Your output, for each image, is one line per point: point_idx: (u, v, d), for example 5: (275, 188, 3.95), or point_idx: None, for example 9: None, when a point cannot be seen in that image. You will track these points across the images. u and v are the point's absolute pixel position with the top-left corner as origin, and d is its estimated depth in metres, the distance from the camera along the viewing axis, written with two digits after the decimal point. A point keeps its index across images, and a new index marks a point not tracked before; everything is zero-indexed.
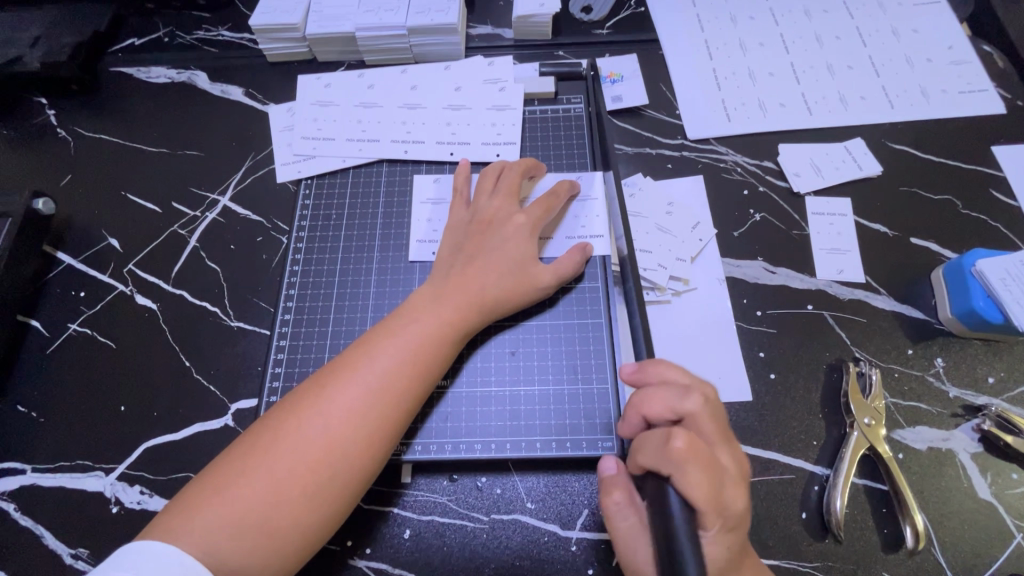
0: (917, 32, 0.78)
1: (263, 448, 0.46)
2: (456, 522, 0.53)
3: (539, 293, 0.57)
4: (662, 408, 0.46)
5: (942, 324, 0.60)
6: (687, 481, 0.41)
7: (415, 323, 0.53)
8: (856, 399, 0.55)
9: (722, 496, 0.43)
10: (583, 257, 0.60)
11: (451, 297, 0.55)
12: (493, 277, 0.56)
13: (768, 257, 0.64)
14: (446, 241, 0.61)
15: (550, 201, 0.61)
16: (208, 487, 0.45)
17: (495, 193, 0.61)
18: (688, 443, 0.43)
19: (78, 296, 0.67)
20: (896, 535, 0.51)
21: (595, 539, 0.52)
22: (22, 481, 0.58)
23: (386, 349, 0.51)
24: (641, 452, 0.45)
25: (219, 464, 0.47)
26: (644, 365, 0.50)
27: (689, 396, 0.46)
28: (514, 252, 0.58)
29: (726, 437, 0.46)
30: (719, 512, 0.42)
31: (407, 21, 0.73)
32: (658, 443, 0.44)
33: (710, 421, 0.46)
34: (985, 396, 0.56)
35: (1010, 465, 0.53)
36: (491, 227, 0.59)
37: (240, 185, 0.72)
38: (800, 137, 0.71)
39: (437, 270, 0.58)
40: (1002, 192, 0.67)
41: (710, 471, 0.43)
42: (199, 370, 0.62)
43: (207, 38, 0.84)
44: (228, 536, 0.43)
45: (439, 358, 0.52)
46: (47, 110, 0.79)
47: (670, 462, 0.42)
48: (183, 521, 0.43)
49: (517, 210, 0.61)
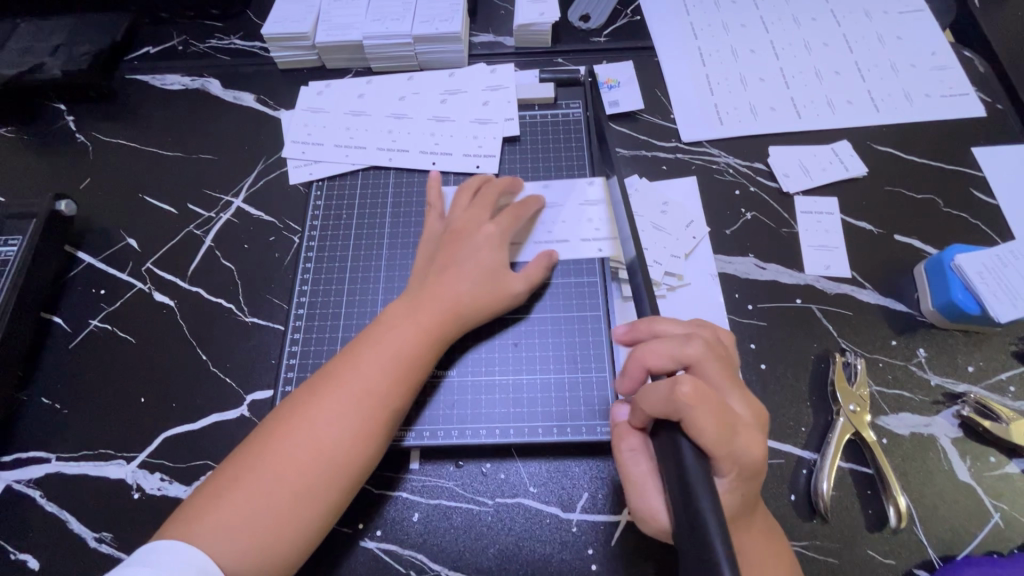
0: (901, 39, 0.81)
1: (253, 458, 0.49)
2: (463, 505, 0.56)
3: (512, 300, 0.60)
4: (661, 360, 0.47)
5: (924, 316, 0.62)
6: (696, 428, 0.42)
7: (391, 332, 0.55)
8: (841, 387, 0.58)
9: (732, 441, 0.43)
10: (549, 264, 0.63)
11: (427, 305, 0.57)
12: (465, 284, 0.58)
13: (759, 254, 0.67)
14: (421, 255, 0.63)
15: (516, 211, 0.64)
16: (203, 500, 0.48)
17: (469, 206, 0.64)
18: (693, 390, 0.42)
19: (99, 294, 0.70)
20: (881, 516, 0.54)
21: (594, 521, 0.55)
22: (47, 469, 0.60)
23: (369, 358, 0.54)
24: (647, 401, 0.45)
25: (213, 477, 0.49)
26: (641, 322, 0.52)
27: (688, 345, 0.47)
28: (487, 260, 0.60)
29: (732, 380, 0.47)
30: (731, 457, 0.43)
31: (413, 30, 0.76)
32: (664, 392, 0.44)
33: (712, 365, 0.47)
34: (965, 384, 0.59)
35: (988, 449, 0.56)
36: (463, 237, 0.61)
37: (252, 187, 0.75)
38: (790, 139, 0.74)
39: (413, 282, 0.61)
40: (982, 191, 0.70)
41: (721, 416, 0.43)
42: (215, 363, 0.65)
43: (220, 47, 0.87)
44: (226, 543, 0.46)
45: (419, 363, 0.55)
46: (67, 116, 0.82)
47: (676, 408, 0.43)
48: (189, 525, 0.46)
49: (487, 219, 0.63)
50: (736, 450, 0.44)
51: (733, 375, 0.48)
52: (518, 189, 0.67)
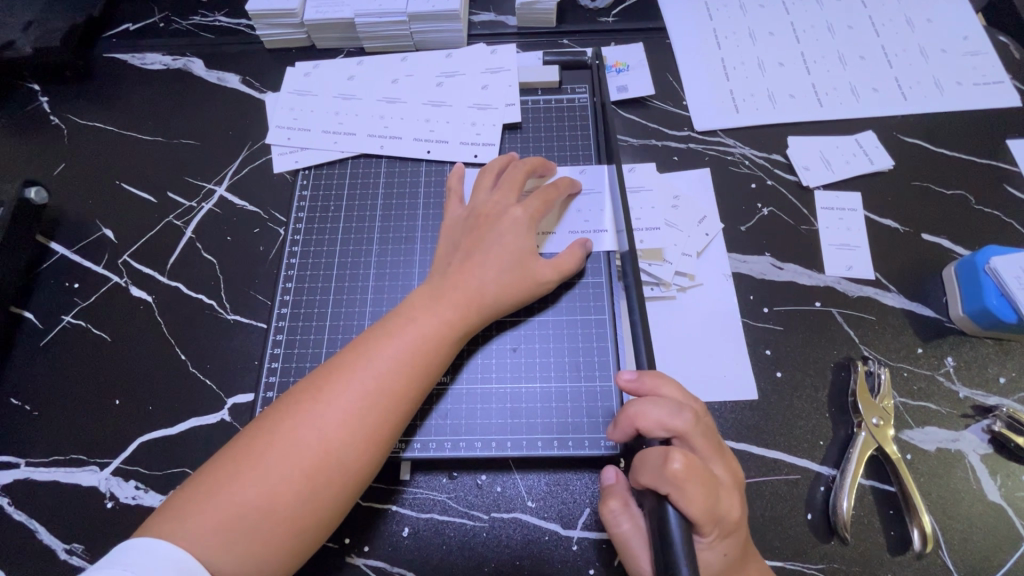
0: (931, 22, 0.76)
1: (255, 453, 0.45)
2: (456, 520, 0.53)
3: (540, 290, 0.56)
4: (653, 424, 0.44)
5: (953, 322, 0.58)
6: (686, 500, 0.40)
7: (412, 322, 0.52)
8: (864, 399, 0.54)
9: (720, 510, 0.41)
10: (584, 253, 0.59)
11: (449, 295, 0.53)
12: (491, 272, 0.54)
13: (775, 253, 0.62)
14: (442, 242, 0.59)
15: (548, 195, 0.59)
16: (198, 494, 0.44)
17: (494, 189, 0.60)
18: (681, 472, 0.40)
19: (72, 288, 0.66)
20: (904, 538, 0.50)
21: (596, 539, 0.51)
22: (15, 475, 0.57)
23: (385, 350, 0.50)
24: (639, 470, 0.43)
25: (210, 467, 0.46)
26: (645, 375, 0.48)
27: (680, 411, 0.44)
28: (515, 246, 0.56)
29: (719, 449, 0.45)
30: (716, 524, 0.41)
31: (408, 7, 0.71)
32: (655, 462, 0.42)
33: (702, 437, 0.44)
34: (996, 397, 0.55)
35: (1020, 467, 0.52)
36: (490, 220, 0.57)
37: (236, 175, 0.71)
38: (811, 129, 0.69)
39: (435, 270, 0.57)
40: (1017, 188, 0.65)
41: (708, 489, 0.41)
42: (194, 364, 0.61)
43: (204, 24, 0.82)
44: (221, 541, 0.42)
45: (439, 358, 0.51)
46: (40, 97, 0.78)
47: (667, 482, 0.40)
48: (179, 521, 0.42)
49: (516, 202, 0.59)
50: (722, 519, 0.42)
51: (720, 444, 0.46)
52: (551, 172, 0.63)
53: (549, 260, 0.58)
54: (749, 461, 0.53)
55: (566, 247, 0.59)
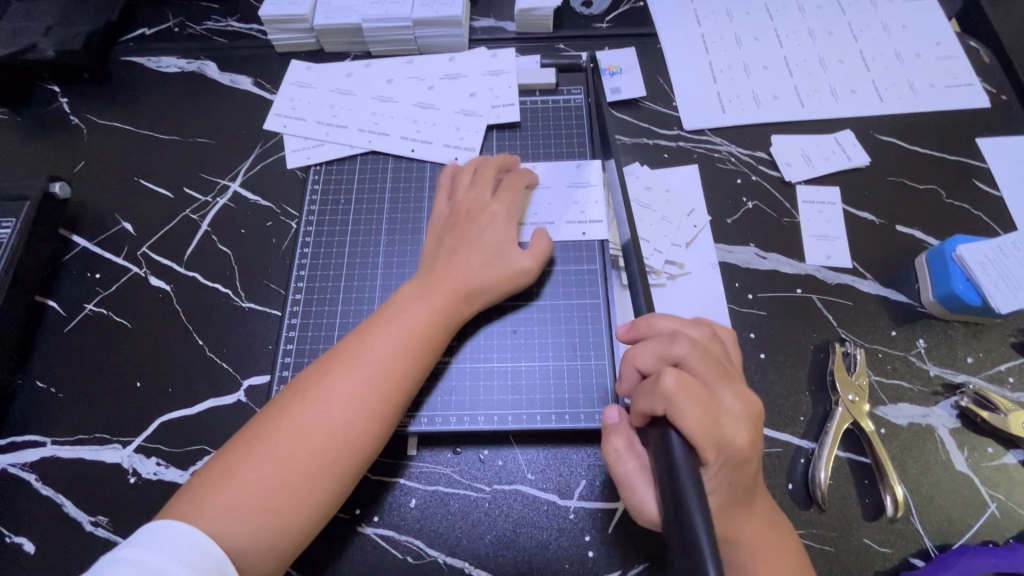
0: (907, 28, 0.80)
1: (263, 437, 0.49)
2: (460, 492, 0.56)
3: (521, 280, 0.60)
4: (651, 357, 0.48)
5: (924, 307, 0.62)
6: (683, 418, 0.43)
7: (404, 314, 0.55)
8: (841, 377, 0.58)
9: (721, 431, 0.44)
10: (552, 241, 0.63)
11: (436, 287, 0.57)
12: (473, 265, 0.58)
13: (759, 244, 0.67)
14: (428, 237, 0.63)
15: (513, 186, 0.63)
16: (212, 478, 0.47)
17: (472, 184, 0.64)
18: (674, 389, 0.44)
19: (94, 278, 0.69)
20: (877, 505, 0.54)
21: (592, 508, 0.55)
22: (41, 453, 0.60)
23: (378, 339, 0.53)
24: (639, 397, 0.46)
25: (223, 453, 0.49)
26: (639, 320, 0.52)
27: (676, 340, 0.47)
28: (495, 240, 0.60)
29: (722, 375, 0.47)
30: (718, 446, 0.43)
31: (412, 13, 0.75)
32: (652, 387, 0.45)
33: (700, 360, 0.47)
34: (964, 375, 0.59)
35: (985, 439, 0.56)
36: (471, 217, 0.61)
37: (249, 172, 0.74)
38: (793, 128, 0.74)
39: (421, 264, 0.60)
40: (985, 182, 0.70)
41: (705, 406, 0.44)
42: (211, 349, 0.64)
43: (217, 29, 0.86)
44: (236, 519, 0.45)
45: (429, 344, 0.55)
46: (60, 98, 0.81)
47: (663, 402, 0.44)
48: (195, 505, 0.46)
49: (492, 199, 0.62)
50: (727, 442, 0.44)
51: (726, 371, 0.48)
52: (516, 165, 0.67)
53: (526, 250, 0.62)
54: None
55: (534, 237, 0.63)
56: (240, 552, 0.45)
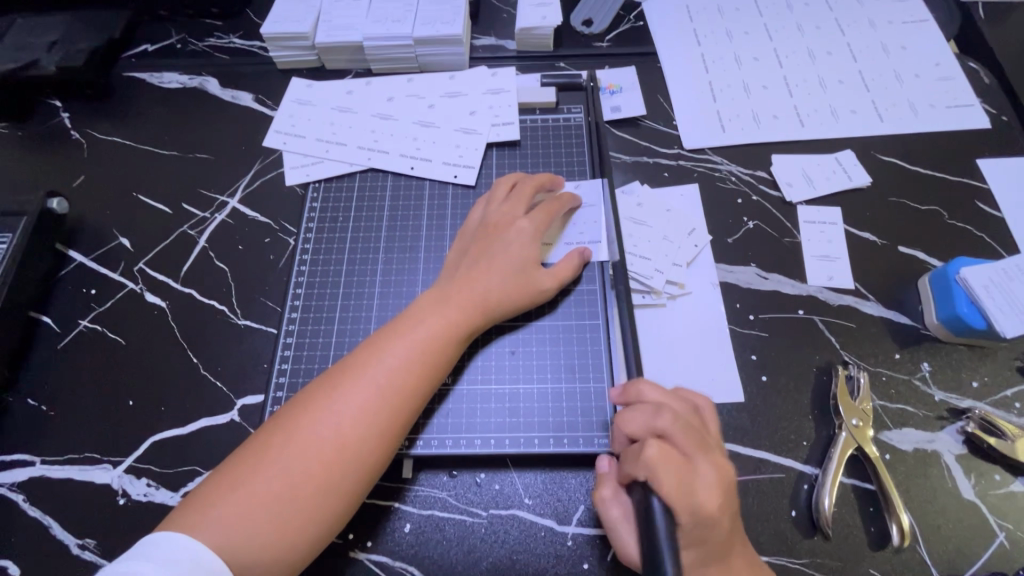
0: (906, 49, 0.80)
1: (274, 448, 0.48)
2: (455, 516, 0.55)
3: (541, 298, 0.60)
4: (637, 427, 0.49)
5: (928, 330, 0.62)
6: (662, 487, 0.44)
7: (421, 324, 0.55)
8: (844, 401, 0.57)
9: (696, 500, 0.45)
10: (582, 261, 0.62)
11: (454, 300, 0.56)
12: (496, 279, 0.58)
13: (760, 264, 0.66)
14: (453, 250, 0.63)
15: (552, 207, 0.63)
16: (221, 486, 0.46)
17: (506, 200, 0.63)
18: (654, 460, 0.45)
19: (89, 294, 0.69)
20: (883, 534, 0.53)
21: (590, 534, 0.53)
22: (30, 472, 0.59)
23: (395, 350, 0.53)
24: (625, 463, 0.48)
25: (232, 461, 0.48)
26: (628, 386, 0.53)
27: (661, 415, 0.48)
28: (520, 256, 0.59)
29: (704, 446, 0.48)
30: (693, 518, 0.45)
31: (413, 32, 0.75)
32: (635, 455, 0.47)
33: (683, 433, 0.47)
34: (969, 400, 0.58)
35: (993, 466, 0.55)
36: (499, 230, 0.61)
37: (248, 188, 0.74)
38: (794, 148, 0.74)
39: (442, 277, 0.60)
40: (987, 204, 0.69)
41: (683, 478, 0.45)
42: (206, 366, 0.64)
43: (219, 45, 0.86)
44: (243, 531, 0.44)
45: (444, 358, 0.54)
46: (61, 113, 0.81)
47: (643, 469, 0.45)
48: (199, 516, 0.45)
49: (523, 215, 0.62)
50: (700, 514, 0.45)
51: (707, 442, 0.49)
52: (559, 186, 0.66)
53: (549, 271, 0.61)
54: (738, 460, 0.56)
55: (564, 256, 0.63)
56: (246, 566, 0.44)
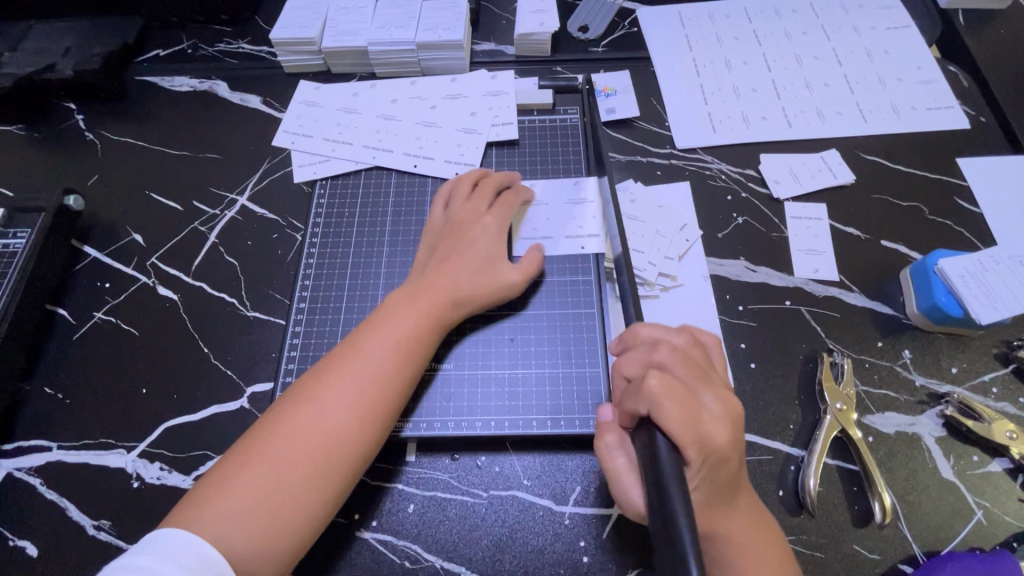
0: (889, 54, 0.84)
1: (259, 446, 0.50)
2: (457, 497, 0.57)
3: (509, 291, 0.62)
4: (634, 365, 0.50)
5: (909, 319, 0.64)
6: (666, 414, 0.44)
7: (394, 322, 0.57)
8: (829, 386, 0.59)
9: (700, 429, 0.44)
10: (544, 252, 0.65)
11: (424, 295, 0.59)
12: (463, 274, 0.60)
13: (749, 257, 0.69)
14: (422, 247, 0.65)
15: (508, 201, 0.66)
16: (212, 485, 0.48)
17: (469, 198, 0.66)
18: (657, 388, 0.45)
19: (104, 287, 0.71)
20: (866, 512, 0.55)
21: (586, 513, 0.56)
22: (46, 457, 0.61)
23: (369, 347, 0.55)
24: (626, 399, 0.47)
25: (220, 463, 0.50)
26: (625, 332, 0.54)
27: (659, 348, 0.49)
28: (485, 252, 0.62)
29: (704, 377, 0.48)
30: (700, 448, 0.44)
31: (416, 37, 0.79)
32: (636, 388, 0.47)
33: (683, 365, 0.48)
34: (948, 385, 0.61)
35: (971, 448, 0.58)
36: (464, 228, 0.64)
37: (257, 186, 0.77)
38: (782, 148, 0.77)
39: (414, 276, 0.63)
40: (967, 200, 0.72)
41: (688, 404, 0.45)
42: (216, 356, 0.66)
43: (228, 51, 0.90)
44: (237, 526, 0.46)
45: (417, 350, 0.57)
46: (76, 115, 0.84)
47: (646, 400, 0.45)
48: (194, 512, 0.47)
49: (485, 212, 0.65)
50: (710, 444, 0.44)
51: (708, 375, 0.49)
52: (516, 182, 0.70)
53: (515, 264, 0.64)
54: None
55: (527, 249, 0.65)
56: (241, 557, 0.46)
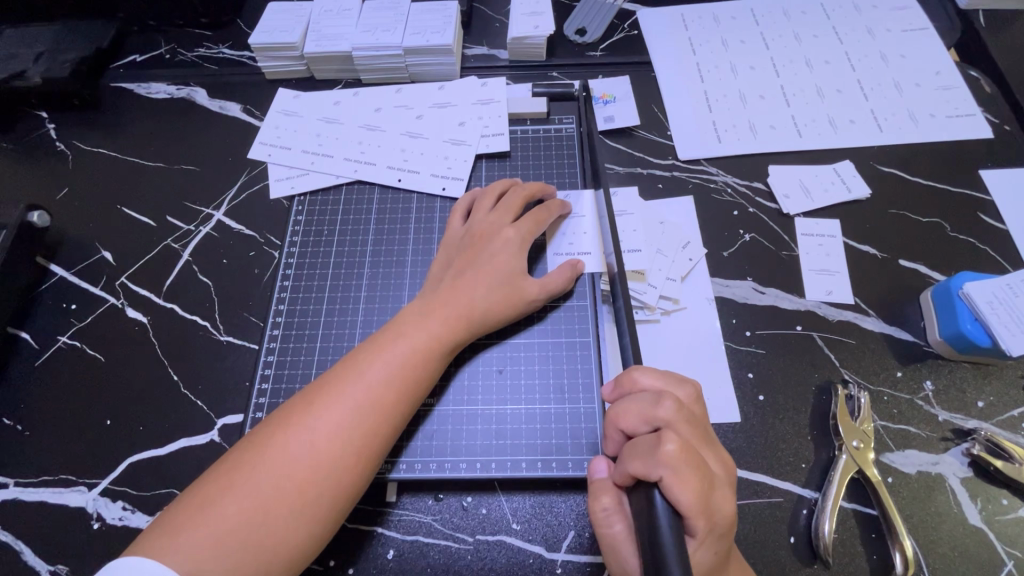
0: (905, 57, 0.79)
1: (247, 467, 0.46)
2: (441, 543, 0.53)
3: (526, 309, 0.58)
4: (637, 419, 0.45)
5: (931, 347, 0.60)
6: (678, 485, 0.40)
7: (403, 337, 0.53)
8: (844, 422, 0.55)
9: (711, 499, 0.41)
10: (575, 274, 0.60)
11: (438, 311, 0.55)
12: (480, 289, 0.56)
13: (757, 278, 0.64)
14: (439, 258, 0.61)
15: (540, 216, 0.62)
16: (192, 507, 0.44)
17: (492, 210, 0.62)
18: (674, 456, 0.41)
19: (70, 309, 0.67)
20: (886, 562, 0.50)
21: (580, 562, 0.51)
22: (2, 495, 0.57)
23: (375, 365, 0.51)
24: (631, 458, 0.43)
25: (204, 481, 0.46)
26: (622, 376, 0.49)
27: (664, 402, 0.45)
28: (505, 266, 0.58)
29: (706, 437, 0.45)
30: (708, 518, 0.41)
31: (403, 42, 0.74)
32: (647, 449, 0.42)
33: (688, 424, 0.44)
34: (974, 420, 0.56)
35: (1000, 490, 0.53)
36: (484, 240, 0.59)
37: (234, 201, 0.73)
38: (791, 159, 0.72)
39: (427, 288, 0.59)
40: (990, 215, 0.68)
41: (701, 472, 0.41)
42: (186, 384, 0.62)
43: (208, 55, 0.85)
44: (211, 558, 0.42)
45: (427, 373, 0.52)
46: (47, 124, 0.80)
47: (661, 465, 0.41)
48: (168, 538, 0.43)
49: (509, 224, 0.61)
50: (715, 514, 0.41)
51: (707, 432, 0.46)
52: (550, 195, 0.65)
53: (538, 280, 0.60)
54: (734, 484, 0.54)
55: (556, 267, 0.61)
56: None
